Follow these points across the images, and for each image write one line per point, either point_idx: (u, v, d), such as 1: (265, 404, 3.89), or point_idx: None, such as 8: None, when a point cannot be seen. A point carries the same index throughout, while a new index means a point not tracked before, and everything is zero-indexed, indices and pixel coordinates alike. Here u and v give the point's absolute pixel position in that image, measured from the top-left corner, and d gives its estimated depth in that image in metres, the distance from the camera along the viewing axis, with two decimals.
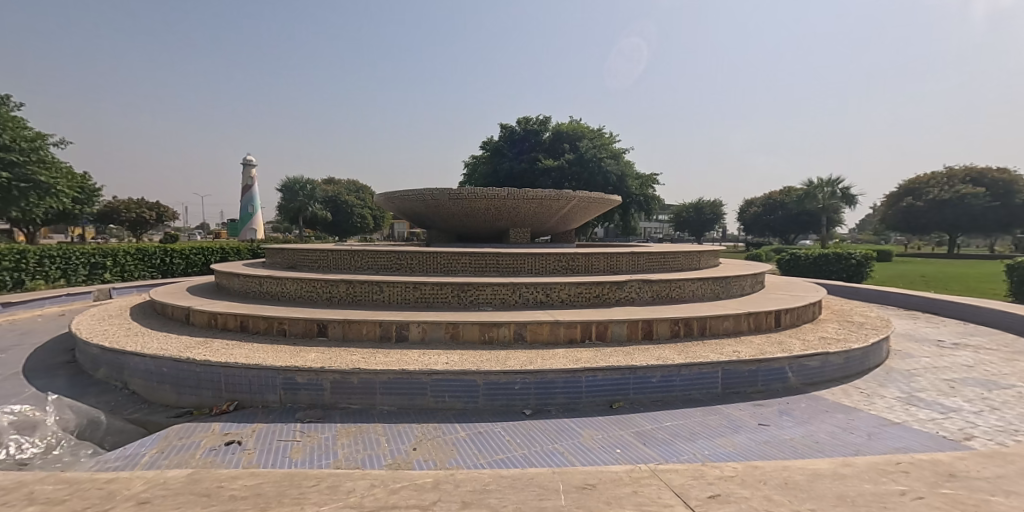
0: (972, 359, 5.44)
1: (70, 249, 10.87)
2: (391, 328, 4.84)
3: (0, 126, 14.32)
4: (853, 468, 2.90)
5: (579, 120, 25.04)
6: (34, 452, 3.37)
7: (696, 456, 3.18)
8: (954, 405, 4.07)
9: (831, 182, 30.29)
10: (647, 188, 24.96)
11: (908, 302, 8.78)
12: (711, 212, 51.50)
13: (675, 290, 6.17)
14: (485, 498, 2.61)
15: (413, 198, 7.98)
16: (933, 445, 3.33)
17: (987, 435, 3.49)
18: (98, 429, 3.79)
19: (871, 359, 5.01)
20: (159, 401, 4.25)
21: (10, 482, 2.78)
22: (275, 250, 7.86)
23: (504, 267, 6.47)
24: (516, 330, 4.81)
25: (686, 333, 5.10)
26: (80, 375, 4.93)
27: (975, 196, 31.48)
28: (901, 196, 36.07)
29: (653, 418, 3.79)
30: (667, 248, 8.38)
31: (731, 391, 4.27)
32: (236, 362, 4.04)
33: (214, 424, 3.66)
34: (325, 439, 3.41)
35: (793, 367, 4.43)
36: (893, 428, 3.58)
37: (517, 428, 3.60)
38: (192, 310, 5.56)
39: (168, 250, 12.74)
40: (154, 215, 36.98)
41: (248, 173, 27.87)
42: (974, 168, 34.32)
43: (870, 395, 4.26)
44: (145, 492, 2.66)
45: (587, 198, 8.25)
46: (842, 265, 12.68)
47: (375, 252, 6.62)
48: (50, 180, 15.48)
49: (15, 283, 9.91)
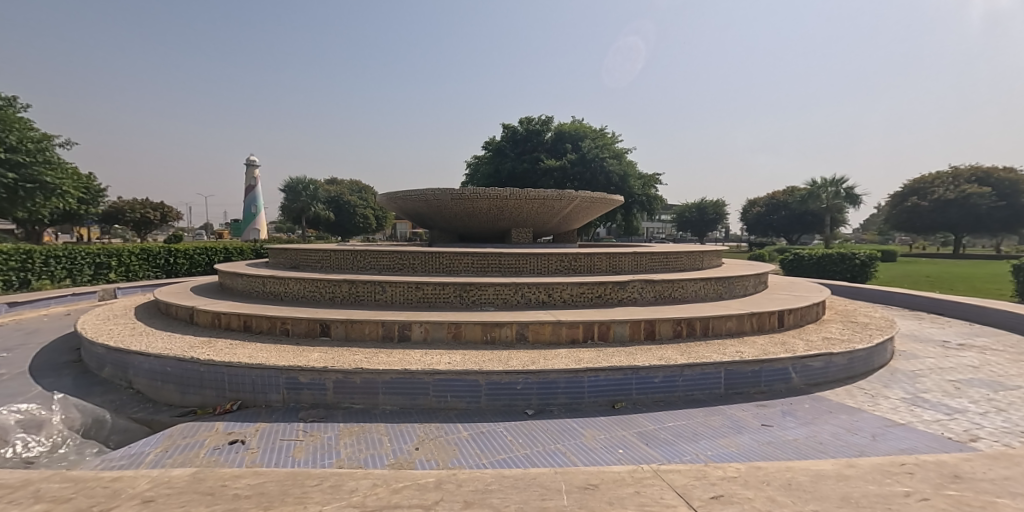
0: (977, 360, 5.41)
1: (76, 249, 10.95)
2: (393, 328, 4.85)
3: (7, 127, 14.42)
4: (857, 470, 2.89)
5: (582, 120, 25.01)
6: (40, 451, 3.40)
7: (699, 457, 3.18)
8: (960, 406, 4.05)
9: (834, 181, 30.15)
10: (649, 188, 24.93)
11: (913, 302, 8.74)
12: (714, 212, 51.38)
13: (678, 291, 6.16)
14: (488, 498, 2.62)
15: (416, 198, 7.99)
16: (938, 446, 3.32)
17: (992, 436, 3.48)
18: (103, 428, 3.82)
19: (875, 360, 4.99)
20: (163, 400, 4.27)
21: (16, 480, 2.80)
22: (278, 250, 7.89)
23: (506, 267, 6.47)
24: (519, 331, 4.81)
25: (689, 333, 5.09)
26: (85, 375, 4.96)
27: (980, 196, 31.25)
28: (906, 196, 35.87)
29: (655, 418, 3.78)
30: (670, 248, 8.37)
31: (734, 391, 4.26)
32: (239, 361, 4.06)
33: (217, 423, 3.68)
34: (328, 439, 3.42)
35: (797, 368, 4.42)
36: (897, 429, 3.57)
37: (519, 428, 3.60)
38: (196, 310, 5.59)
39: (172, 250, 12.80)
40: (159, 215, 37.20)
41: (251, 174, 27.98)
42: (980, 168, 34.09)
43: (874, 396, 4.25)
44: (150, 491, 2.68)
45: (589, 198, 8.25)
46: (847, 265, 12.62)
47: (378, 252, 6.63)
48: (55, 181, 15.56)
49: (21, 283, 9.99)
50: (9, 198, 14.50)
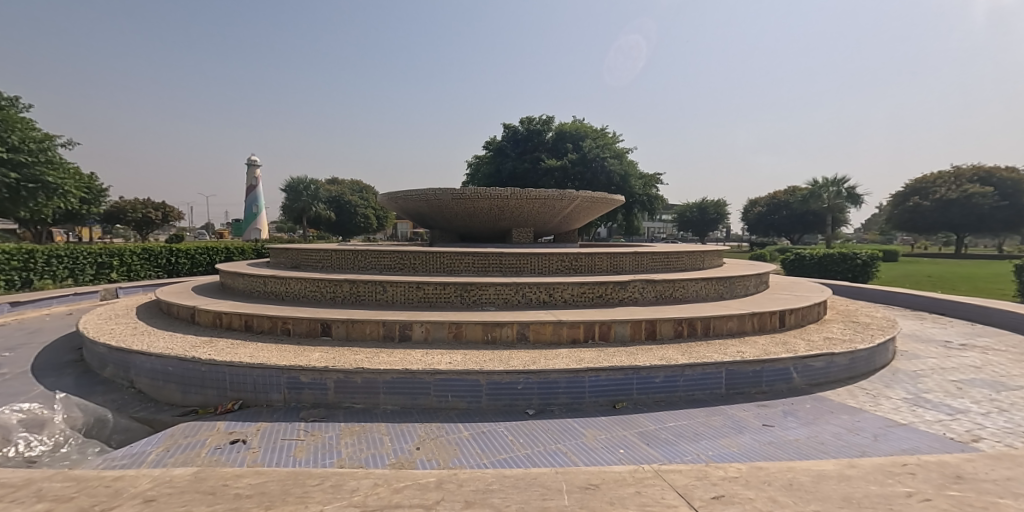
0: (979, 360, 5.40)
1: (78, 249, 10.97)
2: (394, 328, 4.85)
3: (10, 127, 14.44)
4: (858, 470, 2.88)
5: (583, 120, 24.98)
6: (43, 450, 3.41)
7: (699, 457, 3.19)
8: (962, 406, 4.04)
9: (836, 181, 30.08)
10: (650, 188, 24.92)
11: (914, 302, 8.73)
12: (715, 212, 51.35)
13: (679, 291, 6.15)
14: (489, 497, 2.62)
15: (416, 198, 7.99)
16: (940, 447, 3.31)
17: (995, 437, 3.47)
18: (105, 427, 3.84)
19: (877, 360, 4.98)
20: (165, 400, 4.28)
21: (19, 479, 2.81)
22: (279, 249, 7.90)
23: (507, 266, 6.47)
24: (519, 330, 4.81)
25: (690, 333, 5.09)
26: (87, 374, 4.98)
27: (982, 196, 31.17)
28: (907, 196, 35.78)
29: (656, 418, 3.78)
30: (671, 248, 8.37)
31: (735, 391, 4.25)
32: (240, 361, 4.06)
33: (218, 422, 3.69)
34: (329, 438, 3.42)
35: (798, 368, 4.42)
36: (899, 429, 3.57)
37: (519, 428, 3.61)
38: (197, 309, 5.60)
39: (173, 250, 12.81)
40: (161, 215, 37.31)
41: (253, 174, 28.01)
42: (982, 167, 33.99)
43: (875, 396, 4.24)
44: (151, 490, 2.69)
45: (590, 198, 8.24)
46: (848, 265, 12.59)
47: (379, 252, 6.64)
48: (57, 181, 15.60)
49: (24, 282, 10.01)
50: (11, 198, 14.52)
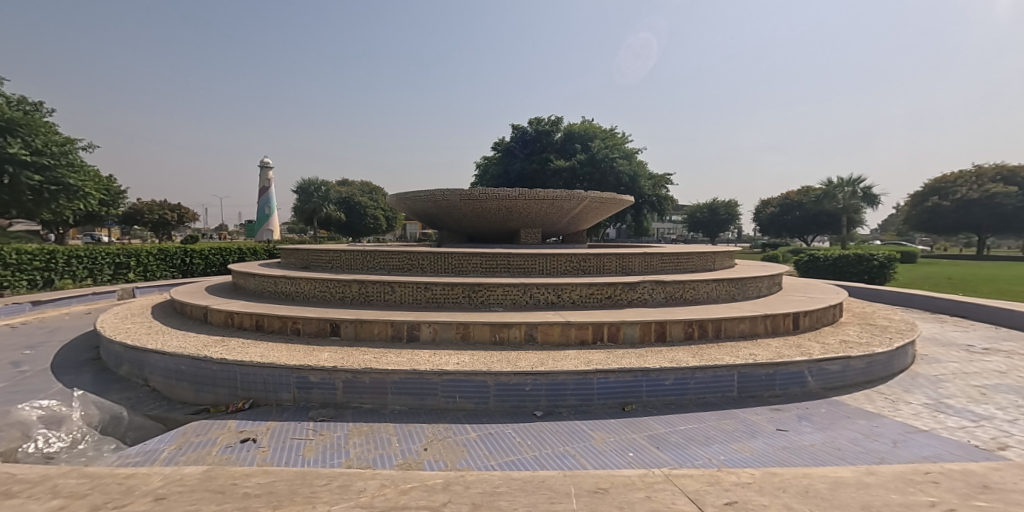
0: (1003, 365, 5.24)
1: (97, 249, 11.17)
2: (403, 328, 4.85)
3: (33, 131, 14.77)
4: (877, 477, 2.81)
5: (591, 120, 24.75)
6: (60, 447, 3.45)
7: (711, 461, 3.12)
8: (986, 412, 3.91)
9: (851, 181, 29.41)
10: (660, 188, 24.74)
11: (933, 304, 8.53)
12: (726, 212, 50.78)
13: (690, 292, 6.07)
14: (495, 500, 2.60)
15: (425, 199, 8.01)
16: (964, 454, 3.21)
17: (1021, 445, 3.35)
18: (120, 425, 3.88)
19: (894, 364, 4.86)
20: (177, 398, 4.33)
21: (35, 475, 2.85)
22: (290, 250, 7.96)
23: (515, 267, 6.43)
24: (527, 331, 4.79)
25: (701, 334, 5.02)
26: (103, 372, 5.05)
27: (1006, 196, 30.27)
28: (926, 195, 34.98)
29: (666, 421, 3.73)
30: (681, 248, 8.30)
31: (748, 395, 4.17)
32: (250, 361, 4.08)
33: (229, 421, 3.71)
34: (338, 438, 3.43)
35: (813, 371, 4.32)
36: (919, 435, 3.47)
37: (527, 429, 3.58)
38: (210, 309, 5.65)
39: (189, 251, 13.01)
40: (177, 216, 37.96)
41: (265, 175, 28.40)
42: (1005, 167, 33.13)
43: (895, 401, 4.14)
44: (162, 488, 2.71)
45: (599, 198, 8.16)
46: (864, 266, 12.35)
47: (388, 252, 6.66)
48: (78, 183, 15.95)
49: (45, 282, 10.22)
50: (34, 200, 14.82)
